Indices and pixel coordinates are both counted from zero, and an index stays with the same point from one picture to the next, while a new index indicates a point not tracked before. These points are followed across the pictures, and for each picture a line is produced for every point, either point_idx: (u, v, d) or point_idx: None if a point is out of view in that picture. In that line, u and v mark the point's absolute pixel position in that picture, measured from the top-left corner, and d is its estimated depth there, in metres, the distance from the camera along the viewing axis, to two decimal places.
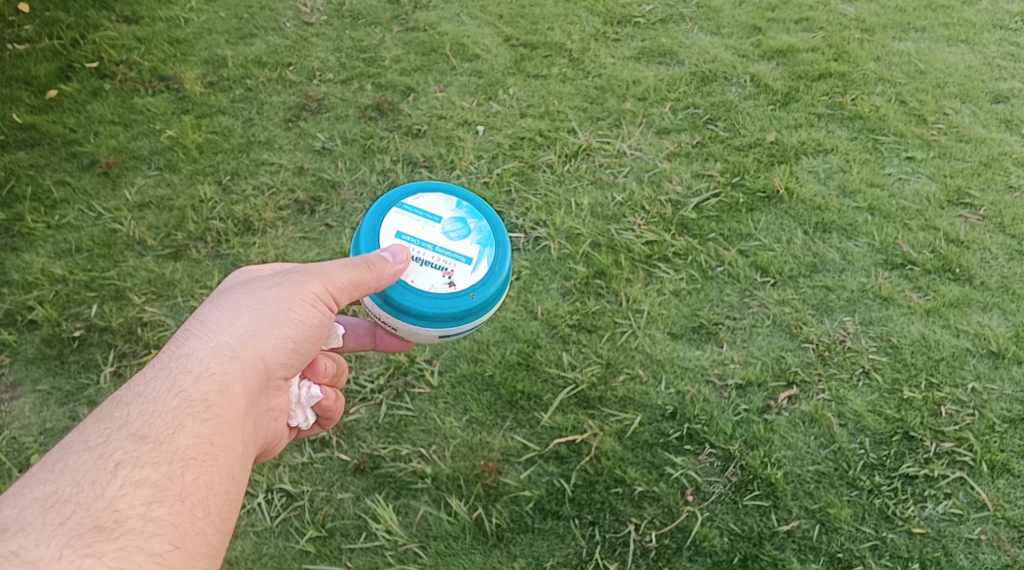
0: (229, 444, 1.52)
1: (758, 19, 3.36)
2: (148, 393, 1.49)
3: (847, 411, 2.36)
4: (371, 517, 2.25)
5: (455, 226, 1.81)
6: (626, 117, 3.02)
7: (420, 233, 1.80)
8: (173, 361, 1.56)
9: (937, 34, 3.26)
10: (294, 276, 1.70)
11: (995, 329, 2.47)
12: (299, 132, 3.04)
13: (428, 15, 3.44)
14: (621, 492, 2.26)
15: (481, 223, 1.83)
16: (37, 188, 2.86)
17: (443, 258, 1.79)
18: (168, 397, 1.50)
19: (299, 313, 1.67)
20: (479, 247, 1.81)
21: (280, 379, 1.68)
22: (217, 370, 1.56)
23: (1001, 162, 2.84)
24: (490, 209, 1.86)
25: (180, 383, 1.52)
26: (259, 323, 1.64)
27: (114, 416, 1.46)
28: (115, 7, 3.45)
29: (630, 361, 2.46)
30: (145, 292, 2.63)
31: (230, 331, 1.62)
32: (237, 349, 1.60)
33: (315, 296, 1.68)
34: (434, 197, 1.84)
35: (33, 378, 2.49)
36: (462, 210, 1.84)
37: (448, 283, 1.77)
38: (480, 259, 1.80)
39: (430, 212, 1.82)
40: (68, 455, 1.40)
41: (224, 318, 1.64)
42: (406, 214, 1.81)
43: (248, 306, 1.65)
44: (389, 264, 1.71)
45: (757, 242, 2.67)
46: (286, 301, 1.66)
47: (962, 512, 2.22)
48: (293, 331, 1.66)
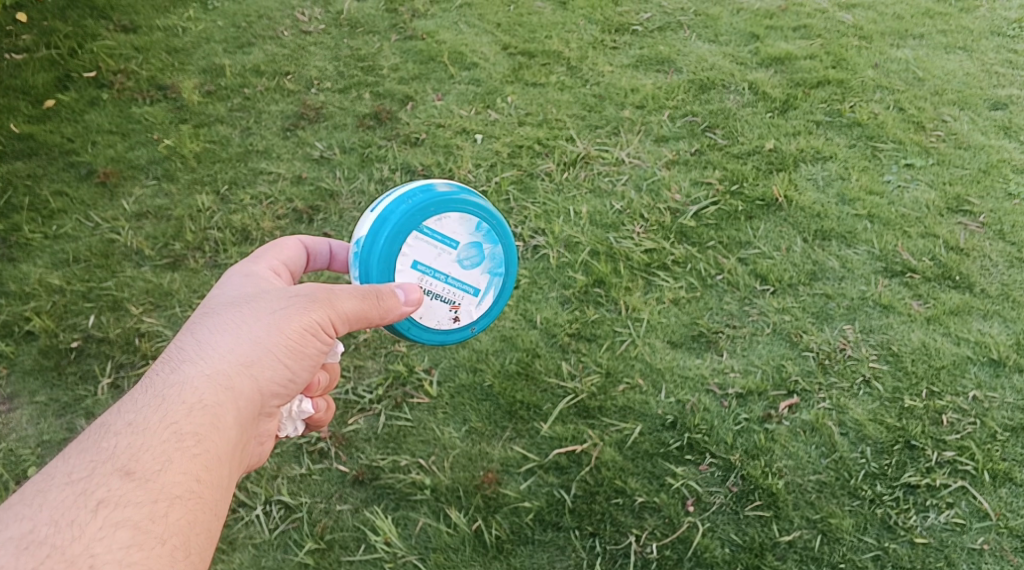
0: (217, 481, 1.45)
1: (756, 26, 3.36)
2: (138, 424, 1.43)
3: (848, 420, 2.35)
4: (371, 529, 2.23)
5: (471, 254, 1.80)
6: (624, 125, 3.02)
7: (436, 262, 1.77)
8: (166, 389, 1.49)
9: (935, 42, 3.26)
10: (299, 302, 1.63)
11: (995, 336, 2.46)
12: (298, 140, 3.03)
13: (426, 24, 3.44)
14: (622, 503, 2.25)
15: (496, 249, 1.83)
16: (34, 198, 2.85)
17: (453, 290, 1.81)
18: (158, 430, 1.43)
19: (300, 344, 1.61)
20: (488, 278, 1.84)
21: (271, 409, 1.63)
22: (211, 402, 1.50)
23: (1000, 169, 2.83)
24: (506, 230, 1.83)
25: (171, 415, 1.46)
26: (258, 352, 1.58)
27: (100, 446, 1.39)
28: (113, 17, 3.46)
29: (629, 370, 2.45)
30: (143, 302, 2.62)
31: (227, 358, 1.56)
32: (233, 380, 1.54)
33: (318, 325, 1.62)
34: (455, 218, 1.76)
35: (30, 390, 2.47)
36: (481, 235, 1.79)
37: (453, 318, 1.83)
38: (487, 290, 1.84)
39: (450, 238, 1.77)
40: (48, 489, 1.33)
41: (221, 342, 1.57)
42: (426, 240, 1.74)
43: (248, 331, 1.59)
44: (399, 305, 1.68)
45: (757, 250, 2.66)
46: (288, 331, 1.60)
47: (965, 521, 2.20)
48: (291, 362, 1.61)
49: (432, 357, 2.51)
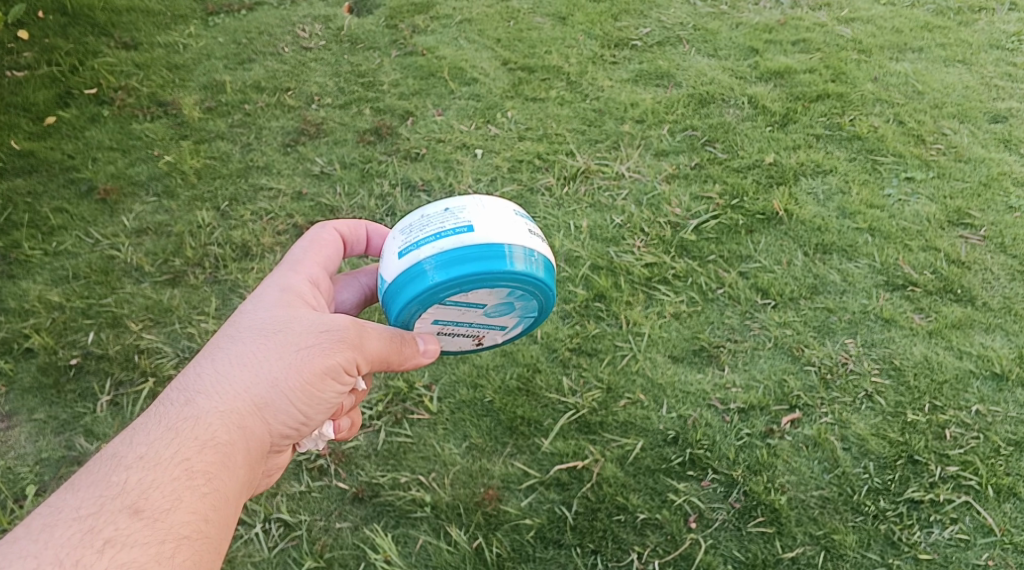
0: (224, 521, 1.44)
1: (755, 40, 3.37)
2: (150, 459, 1.40)
3: (850, 435, 2.33)
4: (371, 547, 2.22)
5: (500, 308, 1.72)
6: (624, 139, 3.02)
7: (459, 317, 1.72)
8: (180, 421, 1.47)
9: (934, 55, 3.27)
10: (327, 338, 1.60)
11: (997, 350, 2.45)
12: (298, 156, 3.03)
13: (426, 39, 3.46)
14: (624, 520, 2.24)
15: (529, 303, 1.72)
16: (34, 215, 2.85)
17: (477, 328, 1.80)
18: (170, 466, 1.41)
19: (321, 384, 1.58)
20: (519, 318, 1.78)
21: (279, 445, 1.62)
22: (225, 438, 1.48)
23: (1001, 182, 2.83)
24: (546, 290, 1.68)
25: (184, 449, 1.44)
26: (275, 388, 1.55)
27: (110, 480, 1.37)
28: (114, 34, 3.48)
29: (631, 385, 2.44)
30: (143, 319, 2.61)
31: (244, 392, 1.53)
32: (249, 417, 1.52)
33: (340, 367, 1.60)
34: (484, 293, 1.64)
35: (29, 407, 2.46)
36: (513, 298, 1.69)
37: (474, 341, 1.85)
38: (515, 325, 1.81)
39: (476, 303, 1.68)
40: (56, 523, 1.31)
41: (239, 372, 1.54)
42: (448, 307, 1.67)
43: (269, 364, 1.56)
44: (419, 355, 1.72)
45: (758, 264, 2.65)
46: (311, 370, 1.57)
47: (969, 537, 2.18)
48: (307, 401, 1.59)
49: (433, 372, 2.50)
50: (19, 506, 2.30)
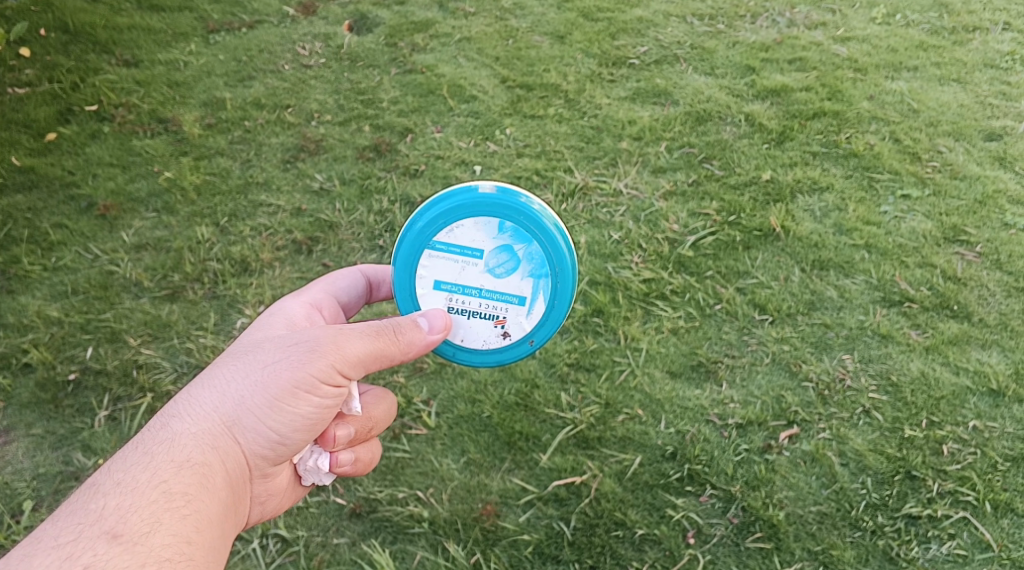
0: (206, 541, 1.55)
1: (752, 59, 3.40)
2: (126, 484, 1.52)
3: (848, 451, 2.34)
4: (368, 563, 2.22)
5: (501, 260, 1.77)
6: (622, 156, 3.04)
7: (465, 278, 1.79)
8: (156, 446, 1.59)
9: (929, 74, 3.29)
10: (298, 350, 1.66)
11: (994, 366, 2.46)
12: (298, 172, 3.05)
13: (426, 57, 3.48)
14: (622, 535, 2.25)
15: (529, 248, 1.77)
16: (34, 231, 2.87)
17: (493, 305, 1.80)
18: (146, 491, 1.52)
19: (295, 396, 1.64)
20: (533, 282, 1.79)
21: (266, 463, 1.70)
22: (199, 459, 1.60)
23: (996, 199, 2.84)
24: (538, 224, 1.76)
25: (159, 473, 1.55)
26: (248, 407, 1.65)
27: (88, 507, 1.49)
28: (115, 51, 3.50)
29: (629, 401, 2.44)
30: (141, 334, 2.62)
31: (218, 413, 1.64)
32: (220, 437, 1.64)
33: (315, 379, 1.64)
34: (470, 225, 1.76)
35: (26, 422, 2.46)
36: (507, 237, 1.77)
37: (501, 332, 1.81)
38: (534, 297, 1.79)
39: (471, 248, 1.77)
40: (34, 553, 1.42)
41: (214, 394, 1.65)
42: (443, 257, 1.78)
43: (241, 383, 1.65)
44: (424, 335, 1.73)
45: (755, 280, 2.66)
46: (283, 383, 1.64)
47: (967, 553, 2.19)
48: (282, 416, 1.66)
49: (431, 387, 2.50)
50: (16, 522, 2.30)
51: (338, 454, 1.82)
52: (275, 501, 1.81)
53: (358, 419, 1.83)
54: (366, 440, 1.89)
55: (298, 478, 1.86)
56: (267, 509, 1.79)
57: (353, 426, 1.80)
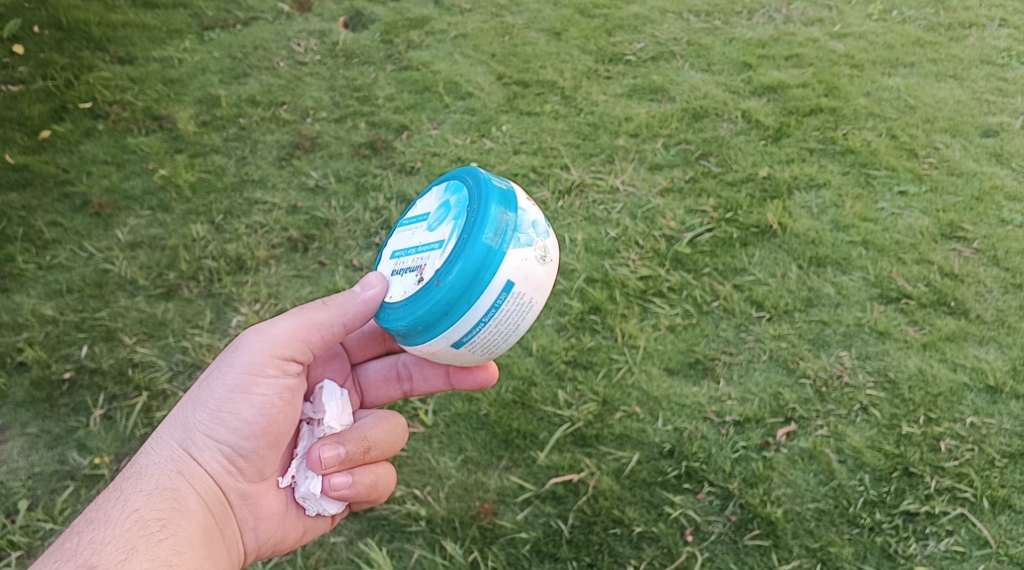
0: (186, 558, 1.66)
1: (748, 55, 3.39)
2: (98, 518, 1.66)
3: (846, 448, 2.33)
4: (365, 561, 2.23)
5: (439, 216, 1.79)
6: (618, 153, 3.03)
7: (409, 239, 1.82)
8: (124, 483, 1.75)
9: (925, 70, 3.29)
10: (230, 357, 1.85)
11: (992, 362, 2.45)
12: (293, 170, 3.04)
13: (422, 54, 3.47)
14: (620, 533, 2.24)
15: (459, 199, 1.77)
16: (28, 229, 2.85)
17: (420, 257, 1.76)
18: (118, 521, 1.66)
19: (236, 397, 1.82)
20: (454, 227, 1.73)
21: (236, 479, 1.85)
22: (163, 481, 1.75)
23: (993, 196, 2.83)
24: (473, 177, 1.78)
25: (129, 505, 1.70)
26: (200, 424, 1.82)
27: (65, 547, 1.62)
28: (110, 48, 3.48)
29: (627, 398, 2.44)
30: (137, 332, 2.61)
31: (176, 440, 1.82)
32: (183, 460, 1.81)
33: (251, 376, 1.82)
34: (428, 198, 1.87)
35: (21, 421, 2.45)
36: (449, 196, 1.81)
37: (418, 279, 1.72)
38: (449, 239, 1.71)
39: (422, 215, 1.84)
40: None
41: (170, 426, 1.84)
42: (402, 229, 1.87)
43: (189, 405, 1.84)
44: (358, 295, 1.81)
45: (752, 277, 2.66)
46: (221, 390, 1.82)
47: (965, 549, 2.19)
48: (230, 422, 1.82)
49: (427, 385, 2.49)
50: (11, 521, 2.29)
51: (331, 478, 1.91)
52: (267, 526, 1.91)
53: (348, 441, 1.92)
54: (365, 464, 1.95)
55: (301, 507, 1.96)
56: (260, 534, 1.89)
57: (341, 447, 1.89)
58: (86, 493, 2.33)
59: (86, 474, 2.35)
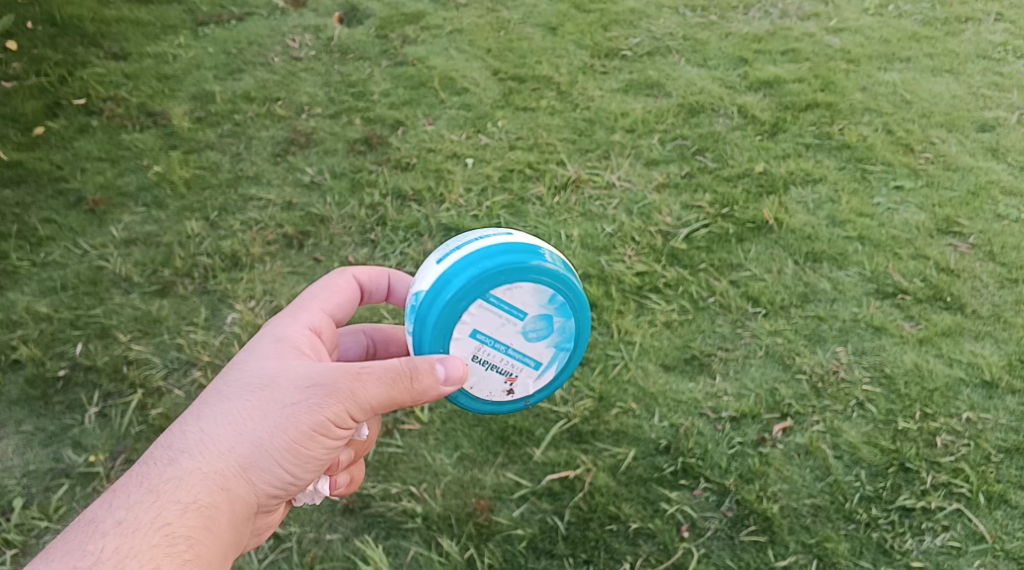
0: None
1: (744, 51, 3.39)
2: (128, 525, 1.52)
3: (842, 443, 2.33)
4: (361, 558, 2.22)
5: (538, 327, 1.73)
6: (614, 149, 3.03)
7: (498, 332, 1.71)
8: (162, 483, 1.58)
9: (921, 65, 3.28)
10: (317, 393, 1.65)
11: (988, 358, 2.45)
12: (288, 166, 3.03)
13: (417, 50, 3.46)
14: (616, 529, 2.24)
15: (567, 324, 1.75)
16: (22, 226, 2.84)
17: (511, 363, 1.76)
18: (148, 533, 1.52)
19: (309, 439, 1.65)
20: (554, 351, 1.78)
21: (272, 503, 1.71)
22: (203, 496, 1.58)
23: (989, 190, 2.83)
24: (583, 303, 1.74)
25: (163, 514, 1.55)
26: (261, 449, 1.64)
27: (86, 548, 1.48)
28: (104, 44, 3.47)
29: (623, 394, 2.44)
30: (132, 329, 2.60)
31: (229, 452, 1.63)
32: (229, 478, 1.63)
33: (327, 423, 1.65)
34: (527, 289, 1.68)
35: (16, 420, 2.44)
36: (553, 308, 1.72)
37: (508, 389, 1.80)
38: (549, 366, 1.79)
39: (519, 309, 1.70)
40: None
41: (228, 432, 1.64)
42: (489, 310, 1.68)
43: (255, 423, 1.64)
44: (437, 385, 1.65)
45: (748, 273, 2.65)
46: (296, 427, 1.64)
47: (961, 544, 2.18)
48: (295, 459, 1.66)
49: None
50: (5, 520, 2.28)
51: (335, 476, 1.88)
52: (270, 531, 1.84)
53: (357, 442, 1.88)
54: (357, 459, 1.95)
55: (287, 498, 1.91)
56: (262, 539, 1.82)
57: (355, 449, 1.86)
58: (80, 491, 2.32)
59: (81, 472, 2.35)
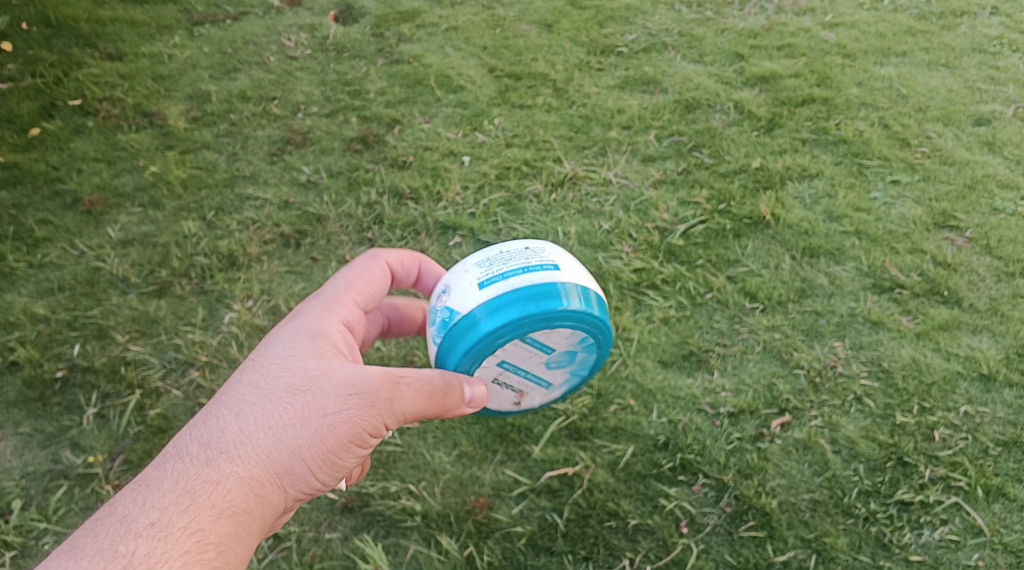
0: None
1: (740, 46, 3.39)
2: (161, 527, 1.44)
3: (840, 438, 2.34)
4: (360, 557, 2.22)
5: (560, 358, 1.87)
6: (611, 145, 3.03)
7: (524, 360, 1.85)
8: (197, 484, 1.51)
9: (917, 59, 3.29)
10: (359, 402, 1.63)
11: (985, 351, 2.46)
12: (285, 165, 3.02)
13: (413, 47, 3.46)
14: (615, 526, 2.24)
15: (587, 356, 1.89)
16: (19, 227, 2.84)
17: (529, 383, 1.95)
18: (181, 539, 1.45)
19: (346, 449, 1.63)
20: (568, 374, 1.95)
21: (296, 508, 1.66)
22: (239, 501, 1.52)
23: (985, 184, 2.84)
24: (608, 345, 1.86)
25: (198, 519, 1.48)
26: (300, 456, 1.59)
27: (117, 550, 1.41)
28: (99, 45, 3.46)
29: (621, 391, 2.44)
30: (129, 330, 2.60)
31: (268, 457, 1.57)
32: (267, 485, 1.56)
33: (365, 435, 1.64)
34: (565, 332, 1.76)
35: (14, 421, 2.44)
36: (579, 345, 1.84)
37: (518, 398, 2.00)
38: (559, 385, 1.98)
39: (549, 346, 1.81)
40: None
41: (268, 435, 1.58)
42: (522, 345, 1.78)
43: (295, 428, 1.59)
44: (463, 404, 1.74)
45: (745, 268, 2.65)
46: (337, 436, 1.61)
47: (959, 538, 2.19)
48: (328, 468, 1.62)
49: None
50: (5, 521, 2.28)
51: None
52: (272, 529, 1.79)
53: None
54: None
55: None
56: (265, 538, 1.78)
57: None
58: (79, 492, 2.32)
59: (80, 473, 2.34)
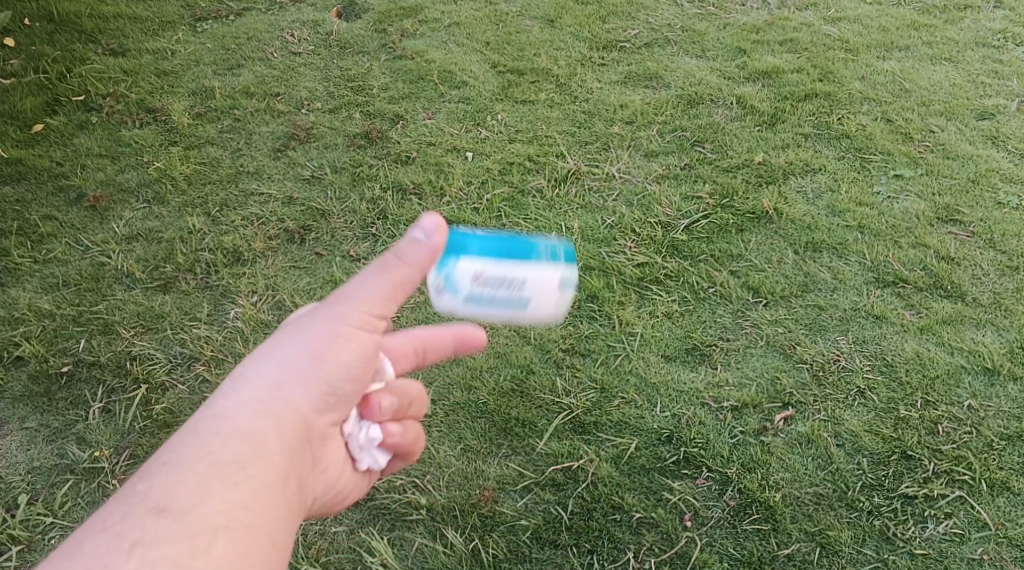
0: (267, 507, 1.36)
1: (742, 41, 3.39)
2: (170, 462, 1.33)
3: (843, 432, 2.34)
4: (366, 550, 2.22)
5: None
6: (614, 140, 3.03)
7: None
8: (201, 420, 1.39)
9: (920, 53, 3.29)
10: (336, 307, 1.47)
11: (989, 345, 2.46)
12: (289, 161, 3.03)
13: (415, 43, 3.46)
14: (620, 519, 2.25)
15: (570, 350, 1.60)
16: (23, 223, 2.84)
17: None
18: (194, 464, 1.34)
19: (342, 350, 1.47)
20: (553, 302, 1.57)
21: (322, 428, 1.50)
22: (253, 421, 1.40)
23: (989, 178, 2.84)
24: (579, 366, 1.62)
25: (209, 444, 1.36)
26: (292, 370, 1.45)
27: (137, 487, 1.30)
28: (102, 41, 3.46)
29: (625, 385, 2.45)
30: (134, 325, 2.60)
31: (261, 383, 1.43)
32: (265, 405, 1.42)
33: (359, 328, 1.48)
34: None
35: (20, 416, 2.45)
36: None
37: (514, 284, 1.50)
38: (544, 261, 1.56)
39: None
40: (81, 542, 1.25)
41: (256, 365, 1.44)
42: None
43: (284, 350, 1.46)
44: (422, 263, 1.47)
45: (748, 263, 2.66)
46: (325, 341, 1.46)
47: (963, 532, 2.19)
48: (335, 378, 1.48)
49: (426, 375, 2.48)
50: (12, 516, 2.28)
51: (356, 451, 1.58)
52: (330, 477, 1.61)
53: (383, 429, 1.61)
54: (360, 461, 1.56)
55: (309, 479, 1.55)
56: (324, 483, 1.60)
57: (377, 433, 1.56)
58: (85, 487, 2.33)
59: (85, 468, 2.35)
